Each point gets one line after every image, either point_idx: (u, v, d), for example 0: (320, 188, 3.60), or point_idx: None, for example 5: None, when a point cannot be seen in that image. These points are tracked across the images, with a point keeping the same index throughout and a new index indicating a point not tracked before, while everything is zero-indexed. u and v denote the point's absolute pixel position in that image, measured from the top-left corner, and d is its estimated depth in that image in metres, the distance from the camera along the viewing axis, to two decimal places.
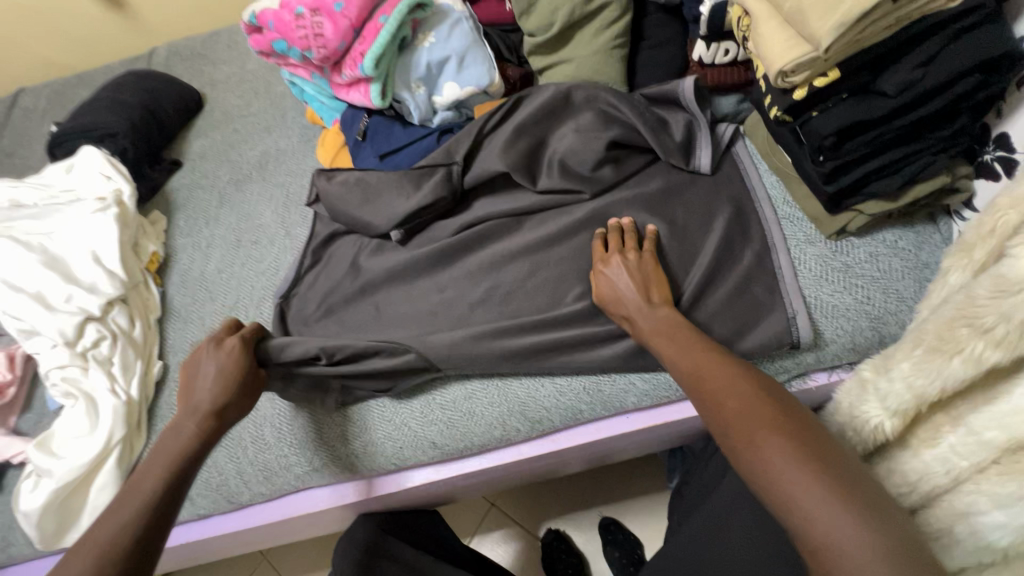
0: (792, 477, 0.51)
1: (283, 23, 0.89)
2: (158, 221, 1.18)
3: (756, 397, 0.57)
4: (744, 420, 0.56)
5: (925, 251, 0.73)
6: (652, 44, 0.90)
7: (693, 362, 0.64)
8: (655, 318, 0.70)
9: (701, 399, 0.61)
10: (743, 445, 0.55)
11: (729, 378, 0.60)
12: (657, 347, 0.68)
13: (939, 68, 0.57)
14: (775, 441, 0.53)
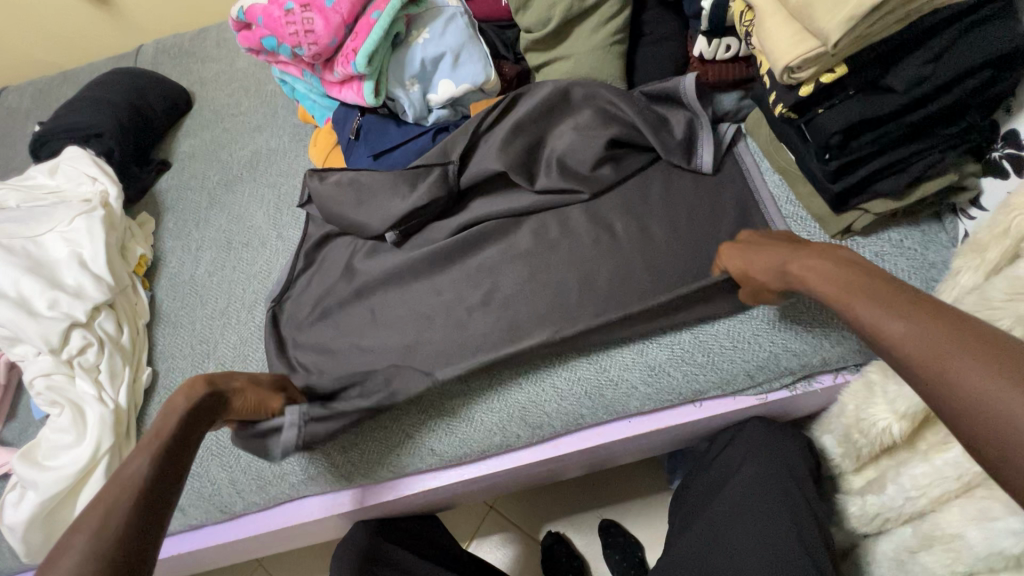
0: (1007, 398, 0.38)
1: (273, 19, 0.86)
2: (146, 223, 1.15)
3: (917, 311, 0.46)
4: (912, 335, 0.45)
5: (932, 251, 0.72)
6: (651, 40, 0.88)
7: (895, 327, 0.46)
8: (827, 256, 0.57)
9: (852, 316, 0.51)
10: (918, 364, 0.44)
11: (880, 291, 0.50)
12: (797, 271, 0.58)
13: (949, 63, 0.55)
14: (960, 354, 0.42)
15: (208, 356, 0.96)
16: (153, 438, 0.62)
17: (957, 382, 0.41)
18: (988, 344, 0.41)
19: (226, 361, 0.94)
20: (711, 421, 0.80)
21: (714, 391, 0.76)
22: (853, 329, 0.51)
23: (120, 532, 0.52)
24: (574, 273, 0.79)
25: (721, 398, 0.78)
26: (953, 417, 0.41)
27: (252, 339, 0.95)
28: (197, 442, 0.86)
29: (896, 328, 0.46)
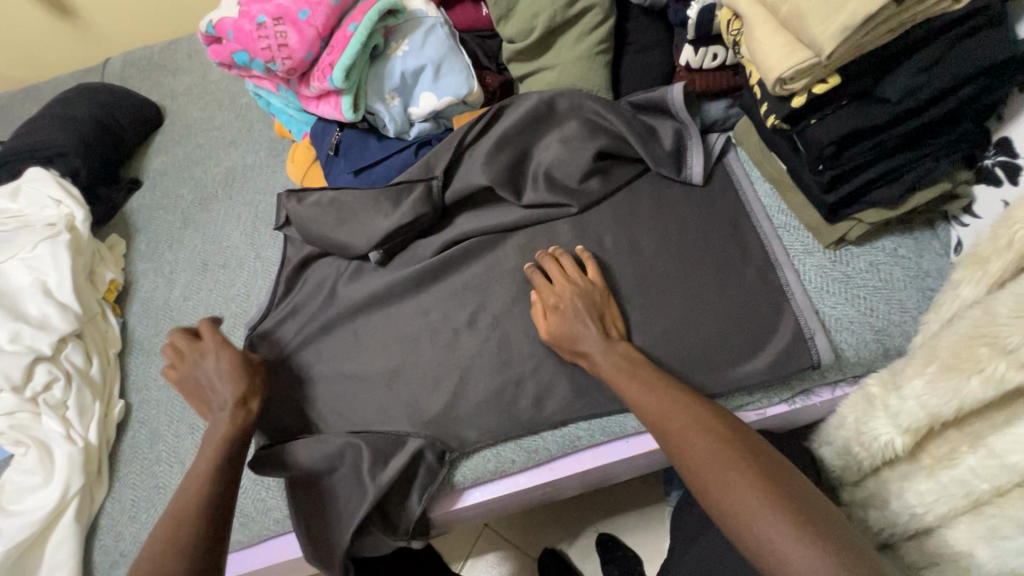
0: (727, 471, 0.56)
1: (243, 33, 0.82)
2: (116, 246, 1.10)
3: (721, 447, 0.58)
4: (719, 484, 0.56)
5: (926, 258, 0.71)
6: (637, 49, 0.86)
7: (663, 411, 0.63)
8: (612, 355, 0.68)
9: (675, 453, 0.60)
10: (727, 508, 0.55)
11: (696, 428, 0.60)
12: (620, 389, 0.67)
13: (943, 72, 0.54)
14: (754, 496, 0.53)
15: None
16: (191, 529, 0.63)
17: (703, 462, 0.57)
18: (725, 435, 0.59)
19: None
20: None
21: None
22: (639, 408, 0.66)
23: None
24: None
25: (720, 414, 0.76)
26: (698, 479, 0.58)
27: None
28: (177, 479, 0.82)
29: (710, 471, 0.56)
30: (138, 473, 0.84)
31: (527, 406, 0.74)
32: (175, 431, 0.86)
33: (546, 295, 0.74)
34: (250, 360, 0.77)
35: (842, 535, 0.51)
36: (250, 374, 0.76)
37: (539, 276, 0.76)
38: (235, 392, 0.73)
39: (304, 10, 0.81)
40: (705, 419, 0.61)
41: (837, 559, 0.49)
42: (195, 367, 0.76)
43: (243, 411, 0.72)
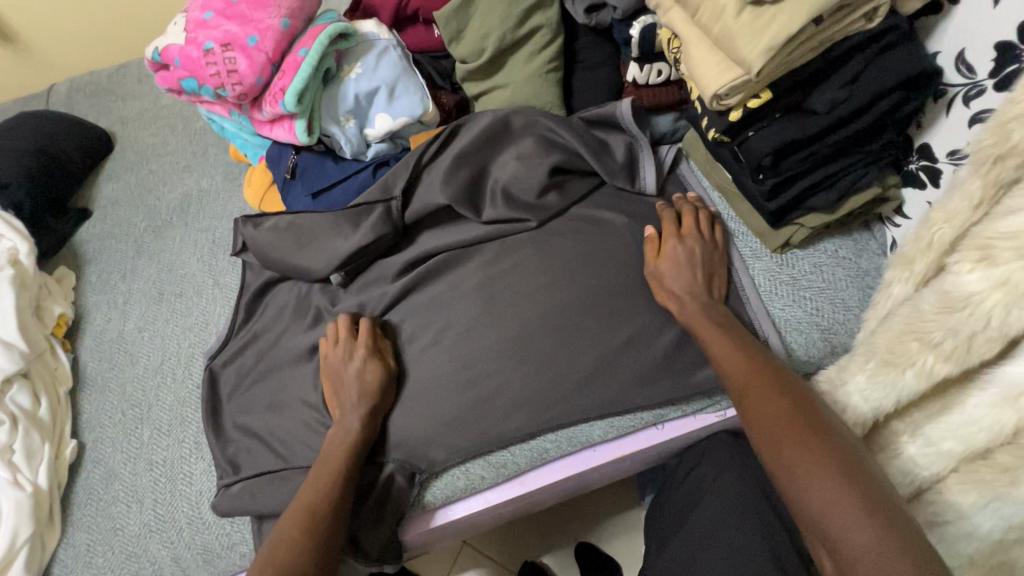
0: (806, 454, 0.52)
1: (191, 60, 0.81)
2: (65, 278, 1.06)
3: (802, 412, 0.56)
4: (791, 445, 0.54)
5: (865, 258, 0.75)
6: (586, 66, 0.88)
7: (753, 395, 0.60)
8: (712, 310, 0.70)
9: (755, 417, 0.59)
10: (789, 471, 0.53)
11: (769, 394, 0.59)
12: (709, 345, 0.67)
13: (863, 86, 0.58)
14: (816, 460, 0.51)
15: (141, 420, 0.87)
16: (308, 484, 0.68)
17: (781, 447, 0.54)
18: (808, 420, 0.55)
19: (161, 425, 0.86)
20: (675, 441, 0.80)
21: (675, 411, 0.77)
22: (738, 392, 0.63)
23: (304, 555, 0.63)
24: (528, 305, 0.78)
25: (682, 418, 0.78)
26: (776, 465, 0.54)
27: (191, 398, 0.88)
28: (134, 519, 0.79)
29: (783, 434, 0.55)
30: (93, 516, 0.80)
31: (494, 423, 0.75)
32: (133, 469, 0.83)
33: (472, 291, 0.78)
34: (394, 369, 0.78)
35: (892, 503, 0.48)
36: (388, 388, 0.76)
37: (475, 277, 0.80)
38: (367, 404, 0.74)
39: (253, 35, 0.80)
40: (789, 386, 0.59)
41: (890, 528, 0.46)
42: (340, 365, 0.76)
43: (374, 422, 0.74)
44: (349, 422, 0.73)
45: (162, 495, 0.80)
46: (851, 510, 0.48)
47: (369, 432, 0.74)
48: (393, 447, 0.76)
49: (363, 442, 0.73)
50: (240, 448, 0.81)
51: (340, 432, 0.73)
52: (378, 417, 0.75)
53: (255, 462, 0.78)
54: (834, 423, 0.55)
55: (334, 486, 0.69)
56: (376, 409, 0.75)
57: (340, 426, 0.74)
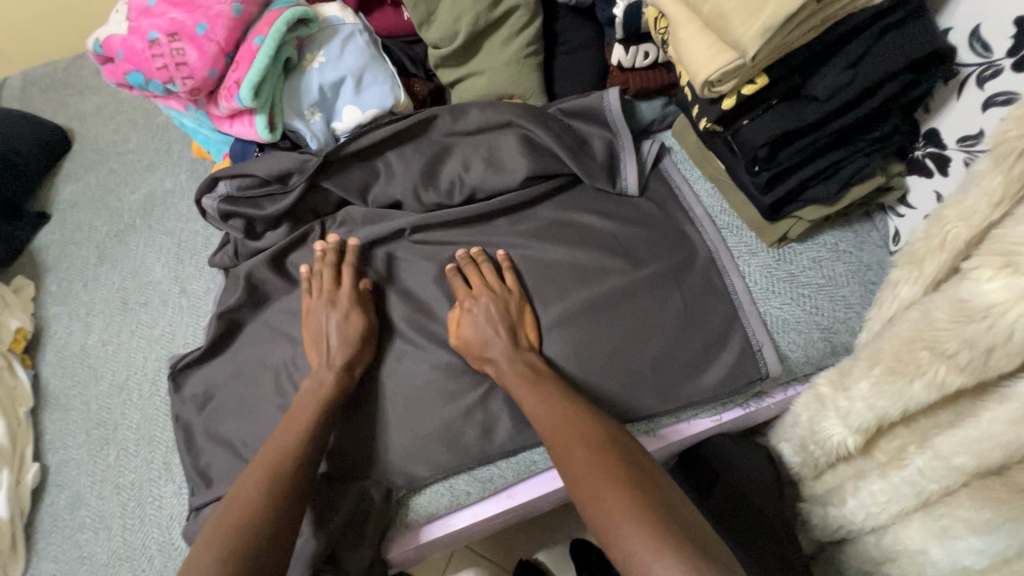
0: (609, 508, 0.52)
1: (135, 52, 0.74)
2: (23, 289, 1.00)
3: (602, 458, 0.56)
4: (591, 491, 0.54)
5: (866, 251, 0.70)
6: (568, 49, 0.82)
7: (567, 451, 0.59)
8: (517, 361, 0.68)
9: (561, 460, 0.59)
10: (593, 515, 0.53)
11: (575, 446, 0.58)
12: (518, 398, 0.66)
13: (868, 69, 0.53)
14: (613, 502, 0.52)
15: (107, 441, 0.82)
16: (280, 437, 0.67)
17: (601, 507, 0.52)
18: (603, 471, 0.55)
19: (128, 446, 0.82)
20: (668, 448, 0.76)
21: (670, 418, 0.72)
22: (554, 449, 0.60)
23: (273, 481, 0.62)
24: None
25: (675, 427, 0.74)
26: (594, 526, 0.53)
27: (159, 416, 0.83)
28: (101, 547, 0.75)
29: (589, 484, 0.55)
30: (60, 544, 0.76)
31: (477, 436, 0.71)
32: (100, 493, 0.79)
33: (463, 299, 0.73)
34: (372, 324, 0.75)
35: (686, 541, 0.48)
36: (363, 343, 0.73)
37: (459, 280, 0.75)
38: (345, 353, 0.71)
39: (202, 23, 0.74)
40: (600, 435, 0.59)
41: (687, 566, 0.46)
42: (320, 313, 0.75)
43: (347, 377, 0.71)
44: (324, 374, 0.71)
45: (130, 521, 0.76)
46: (658, 549, 0.47)
47: (346, 387, 0.71)
48: (372, 462, 0.72)
49: (333, 400, 0.70)
50: (211, 467, 0.76)
51: (271, 451, 0.65)
52: (356, 372, 0.72)
53: (229, 482, 0.74)
54: (618, 470, 0.55)
55: (285, 461, 0.64)
56: (353, 360, 0.72)
57: (282, 433, 0.67)
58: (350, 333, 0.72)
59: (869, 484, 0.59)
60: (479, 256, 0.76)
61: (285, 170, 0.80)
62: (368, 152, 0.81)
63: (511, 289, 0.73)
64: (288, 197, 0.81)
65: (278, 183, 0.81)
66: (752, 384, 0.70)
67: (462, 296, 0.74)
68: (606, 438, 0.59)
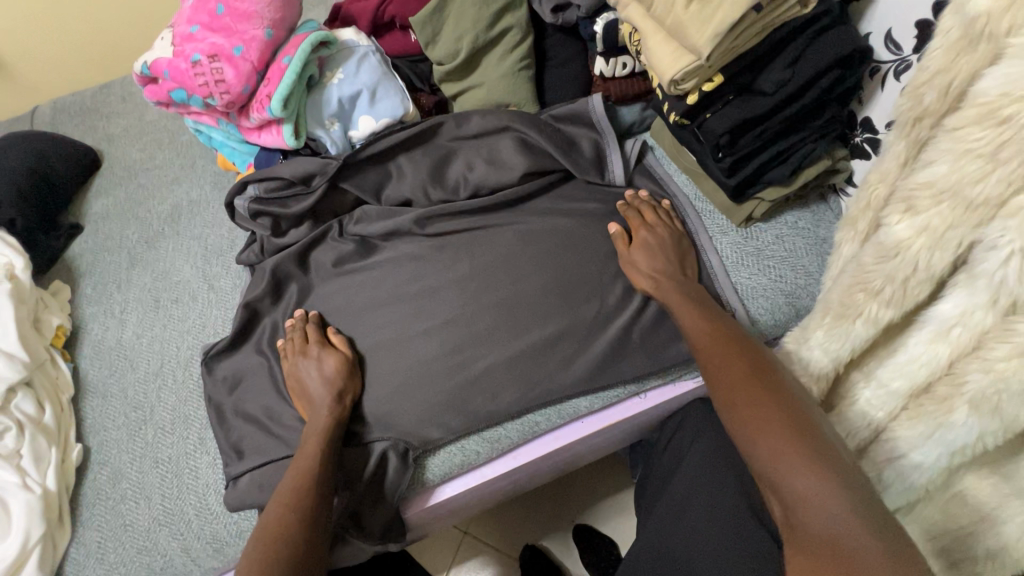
0: (761, 418, 0.55)
1: (179, 72, 0.85)
2: (60, 291, 1.08)
3: (751, 377, 0.60)
4: (741, 402, 0.58)
5: (822, 228, 0.81)
6: (556, 64, 0.94)
7: (722, 369, 0.63)
8: (684, 287, 0.76)
9: (720, 379, 0.62)
10: (740, 427, 0.57)
11: (735, 361, 0.63)
12: (679, 315, 0.73)
13: (804, 67, 0.64)
14: (771, 412, 0.55)
15: (145, 422, 0.90)
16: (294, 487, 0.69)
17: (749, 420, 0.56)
18: (755, 388, 0.59)
19: (165, 425, 0.89)
20: (656, 410, 0.85)
21: (655, 380, 0.82)
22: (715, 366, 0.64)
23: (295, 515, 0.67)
24: (510, 291, 0.83)
25: (660, 386, 0.83)
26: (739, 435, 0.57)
27: (193, 398, 0.91)
28: (142, 515, 0.82)
29: (742, 395, 0.58)
30: (103, 514, 0.83)
31: (486, 402, 0.79)
32: (139, 468, 0.86)
33: (639, 224, 0.82)
34: (350, 355, 0.82)
35: (830, 450, 0.51)
36: (351, 369, 0.81)
37: (631, 211, 0.84)
38: (331, 390, 0.78)
39: (238, 46, 0.85)
40: (759, 355, 0.63)
41: (827, 473, 0.49)
42: (297, 364, 0.82)
43: (341, 407, 0.78)
44: (319, 408, 0.77)
45: (169, 491, 0.83)
46: (801, 457, 0.51)
47: (340, 415, 0.77)
48: (389, 427, 0.79)
49: (335, 427, 0.76)
50: (242, 440, 0.83)
51: (295, 475, 0.71)
52: (347, 399, 0.79)
53: (259, 451, 0.81)
54: (777, 387, 0.58)
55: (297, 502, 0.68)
56: (344, 391, 0.79)
57: (291, 470, 0.72)
58: (335, 369, 0.79)
59: None
60: (643, 196, 0.86)
61: (307, 172, 0.90)
62: (382, 156, 0.92)
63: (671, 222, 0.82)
64: (310, 197, 0.90)
65: (302, 184, 0.90)
66: None
67: (637, 222, 0.82)
68: (772, 361, 0.63)
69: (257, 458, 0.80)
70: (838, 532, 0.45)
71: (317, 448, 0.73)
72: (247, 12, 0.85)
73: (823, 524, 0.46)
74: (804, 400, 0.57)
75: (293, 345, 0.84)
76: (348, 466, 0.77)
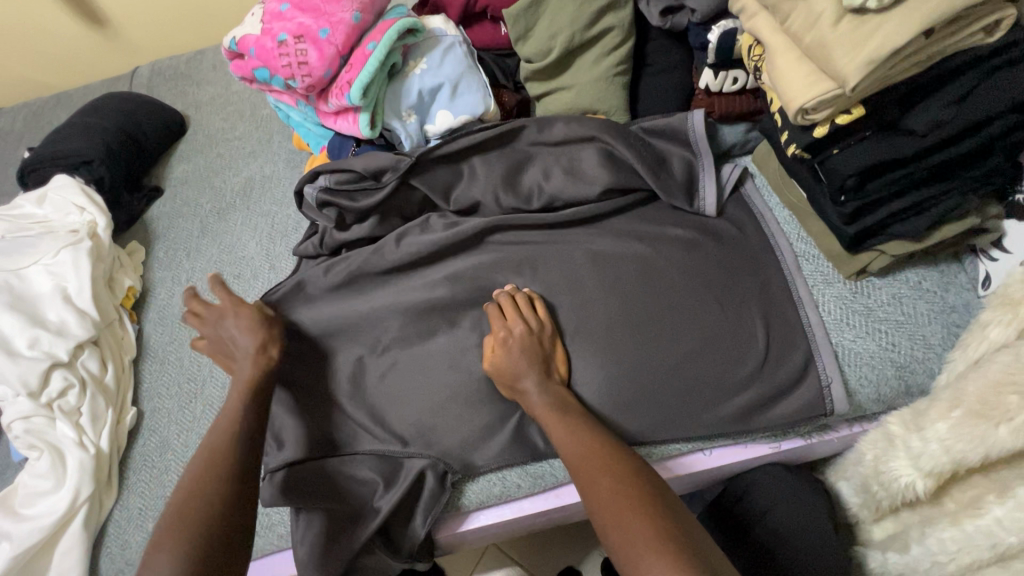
0: (643, 545, 0.53)
1: (265, 50, 0.83)
2: (135, 253, 1.12)
3: (632, 490, 0.58)
4: (619, 525, 0.56)
5: (952, 293, 0.69)
6: (655, 71, 0.85)
7: (598, 484, 0.60)
8: (547, 394, 0.70)
9: (591, 495, 0.60)
10: (622, 551, 0.54)
11: (602, 475, 0.61)
12: (548, 428, 0.68)
13: (971, 108, 0.52)
14: (646, 538, 0.54)
15: (196, 395, 0.91)
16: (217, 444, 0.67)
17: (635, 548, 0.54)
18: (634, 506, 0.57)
19: (213, 402, 0.90)
20: (719, 470, 0.76)
21: (725, 438, 0.73)
22: (583, 487, 0.61)
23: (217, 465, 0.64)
24: (574, 318, 0.76)
25: (730, 445, 0.74)
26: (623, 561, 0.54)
27: None
28: None
29: (617, 518, 0.56)
30: (146, 482, 0.85)
31: (537, 434, 0.74)
32: (185, 441, 0.87)
33: (497, 329, 0.75)
34: (265, 314, 0.78)
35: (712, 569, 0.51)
36: (268, 324, 0.77)
37: (494, 310, 0.77)
38: (251, 346, 0.74)
39: (325, 28, 0.82)
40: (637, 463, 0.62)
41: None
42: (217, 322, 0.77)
43: (264, 359, 0.74)
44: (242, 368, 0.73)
45: None
46: None
47: (263, 367, 0.73)
48: (430, 444, 0.75)
49: (260, 380, 0.72)
50: None
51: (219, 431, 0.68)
52: (268, 351, 0.75)
53: None
54: (651, 504, 0.57)
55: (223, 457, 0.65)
56: (264, 346, 0.75)
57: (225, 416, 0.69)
58: (249, 327, 0.76)
59: (937, 531, 0.57)
60: (511, 288, 0.79)
61: (380, 167, 0.86)
62: (455, 156, 0.86)
63: (529, 321, 0.74)
64: (379, 193, 0.86)
65: (372, 179, 0.87)
66: (816, 419, 0.70)
67: (496, 324, 0.75)
68: (629, 469, 0.61)
69: None
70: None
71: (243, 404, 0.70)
72: None
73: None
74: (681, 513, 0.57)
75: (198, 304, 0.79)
76: (383, 482, 0.74)
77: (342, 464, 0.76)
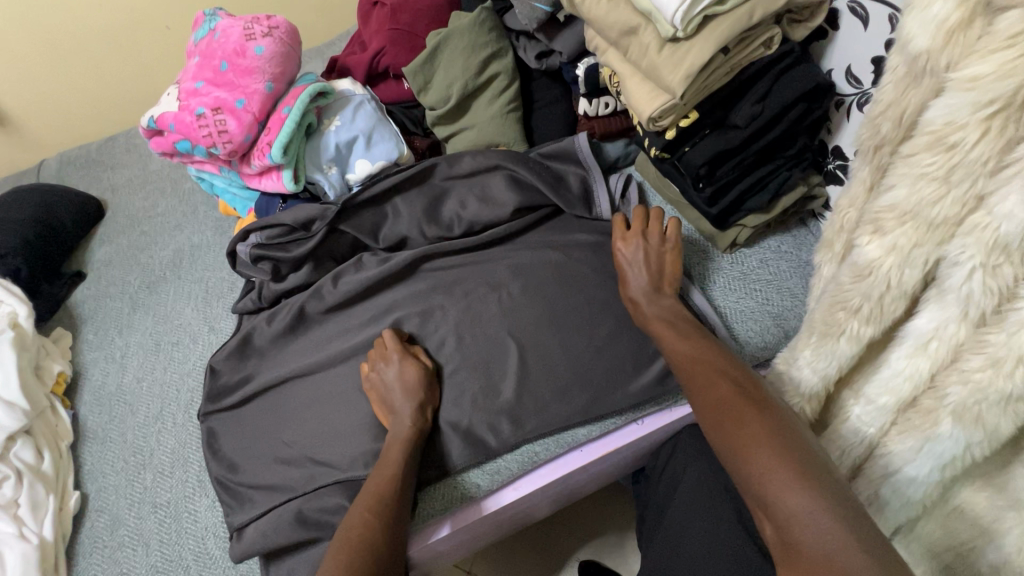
0: (751, 437, 0.56)
1: (185, 124, 0.90)
2: (61, 338, 1.09)
3: (741, 391, 0.61)
4: (733, 422, 0.58)
5: (805, 250, 0.84)
6: (542, 105, 0.99)
7: (707, 386, 0.64)
8: (658, 305, 0.76)
9: (702, 396, 0.63)
10: (732, 446, 0.57)
11: (716, 377, 0.64)
12: (659, 336, 0.73)
13: (773, 102, 0.68)
14: (757, 430, 0.56)
15: (144, 466, 0.90)
16: (377, 487, 0.72)
17: (744, 444, 0.56)
18: (736, 407, 0.59)
19: (164, 468, 0.89)
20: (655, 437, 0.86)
21: (652, 406, 0.83)
22: (692, 389, 0.65)
23: (380, 512, 0.69)
24: (501, 324, 0.84)
25: (658, 412, 0.85)
26: (731, 458, 0.57)
27: (192, 439, 0.91)
28: (140, 562, 0.82)
29: (727, 415, 0.59)
30: (100, 562, 0.83)
31: (487, 435, 0.80)
32: (137, 513, 0.86)
33: (629, 239, 0.81)
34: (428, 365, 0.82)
35: (832, 481, 0.51)
36: (430, 381, 0.81)
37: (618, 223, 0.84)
38: (414, 400, 0.78)
39: (240, 99, 0.89)
40: (735, 368, 0.65)
41: (822, 495, 0.50)
42: (377, 370, 0.82)
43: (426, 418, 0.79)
44: (401, 421, 0.78)
45: (167, 535, 0.83)
46: (799, 480, 0.51)
47: (421, 423, 0.78)
48: None
49: (416, 435, 0.77)
50: (242, 482, 0.83)
51: (375, 482, 0.72)
52: (428, 409, 0.80)
53: (260, 493, 0.81)
54: (770, 402, 0.60)
55: (388, 501, 0.70)
56: (424, 402, 0.80)
57: (382, 466, 0.74)
58: (403, 390, 0.78)
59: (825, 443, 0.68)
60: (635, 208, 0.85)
61: (309, 217, 0.93)
62: (377, 199, 0.95)
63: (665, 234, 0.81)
64: (310, 242, 0.92)
65: (302, 229, 0.93)
66: None
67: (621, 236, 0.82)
68: (746, 371, 0.65)
69: (259, 500, 0.80)
70: (832, 550, 0.46)
71: (399, 459, 0.75)
72: (249, 66, 0.90)
73: (818, 540, 0.47)
74: (785, 412, 0.59)
75: (374, 351, 0.84)
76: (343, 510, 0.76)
77: (307, 499, 0.78)
